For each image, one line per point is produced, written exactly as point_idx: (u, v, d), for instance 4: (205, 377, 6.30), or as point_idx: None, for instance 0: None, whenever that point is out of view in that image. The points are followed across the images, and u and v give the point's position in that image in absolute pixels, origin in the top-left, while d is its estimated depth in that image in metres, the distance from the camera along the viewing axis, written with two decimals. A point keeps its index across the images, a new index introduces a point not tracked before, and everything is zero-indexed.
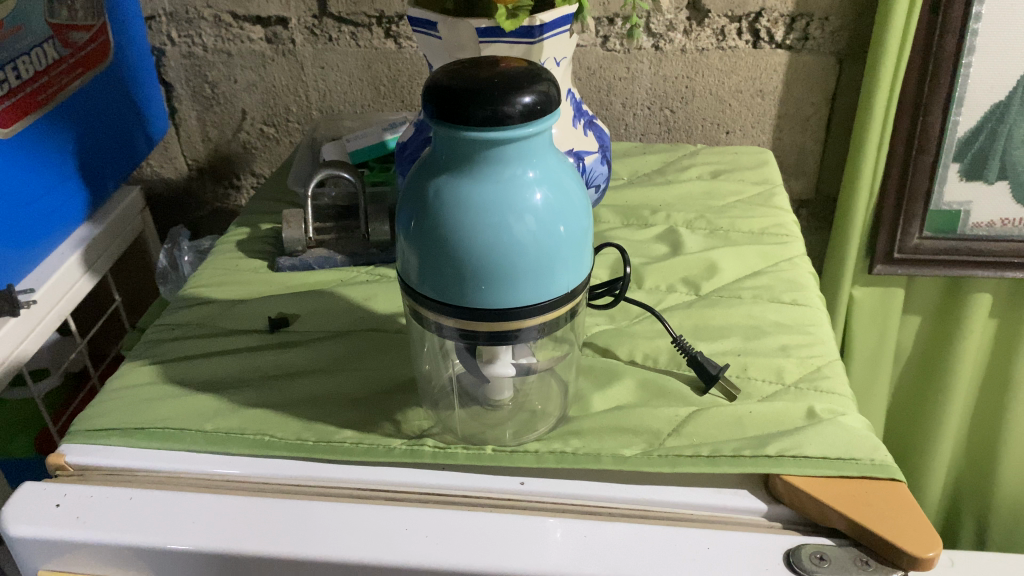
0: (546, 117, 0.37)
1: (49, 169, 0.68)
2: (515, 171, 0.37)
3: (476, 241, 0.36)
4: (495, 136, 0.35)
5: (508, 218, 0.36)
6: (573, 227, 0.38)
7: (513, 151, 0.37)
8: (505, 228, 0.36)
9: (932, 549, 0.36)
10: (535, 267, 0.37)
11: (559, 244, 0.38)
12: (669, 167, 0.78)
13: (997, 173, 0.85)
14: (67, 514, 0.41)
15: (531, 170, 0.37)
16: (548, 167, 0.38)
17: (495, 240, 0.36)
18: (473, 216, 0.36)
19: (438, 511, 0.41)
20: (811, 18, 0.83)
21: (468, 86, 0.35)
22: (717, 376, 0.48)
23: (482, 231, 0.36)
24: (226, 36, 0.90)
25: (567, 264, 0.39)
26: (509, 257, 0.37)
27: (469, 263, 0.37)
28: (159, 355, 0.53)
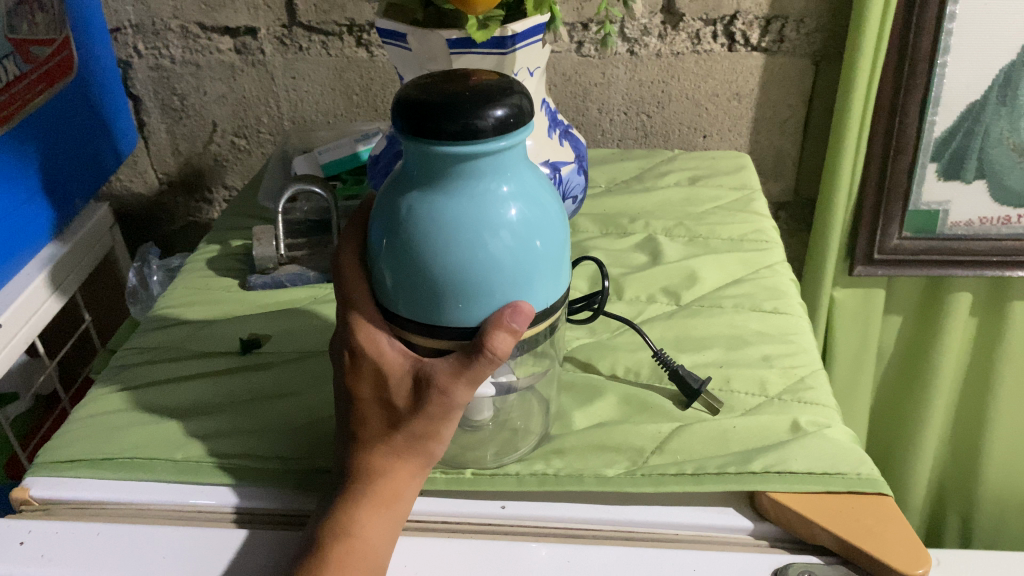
0: (519, 129, 0.35)
1: (11, 188, 0.66)
2: (490, 185, 0.36)
3: (452, 260, 0.35)
4: (469, 150, 0.34)
5: (483, 234, 0.35)
6: (550, 240, 0.37)
7: (487, 164, 0.35)
8: (481, 245, 0.35)
9: (922, 565, 0.36)
10: (512, 282, 0.36)
11: (536, 260, 0.37)
12: (647, 173, 0.77)
13: (975, 172, 0.85)
14: (31, 552, 0.40)
15: (506, 184, 0.36)
16: (524, 179, 0.37)
17: (470, 257, 0.35)
18: (447, 233, 0.35)
19: (417, 541, 0.40)
20: (786, 21, 0.82)
21: (437, 99, 0.34)
22: (700, 391, 0.47)
23: (456, 248, 0.35)
24: (194, 46, 0.88)
25: (545, 278, 0.37)
26: (485, 273, 0.35)
27: (444, 282, 0.36)
28: (128, 381, 0.52)
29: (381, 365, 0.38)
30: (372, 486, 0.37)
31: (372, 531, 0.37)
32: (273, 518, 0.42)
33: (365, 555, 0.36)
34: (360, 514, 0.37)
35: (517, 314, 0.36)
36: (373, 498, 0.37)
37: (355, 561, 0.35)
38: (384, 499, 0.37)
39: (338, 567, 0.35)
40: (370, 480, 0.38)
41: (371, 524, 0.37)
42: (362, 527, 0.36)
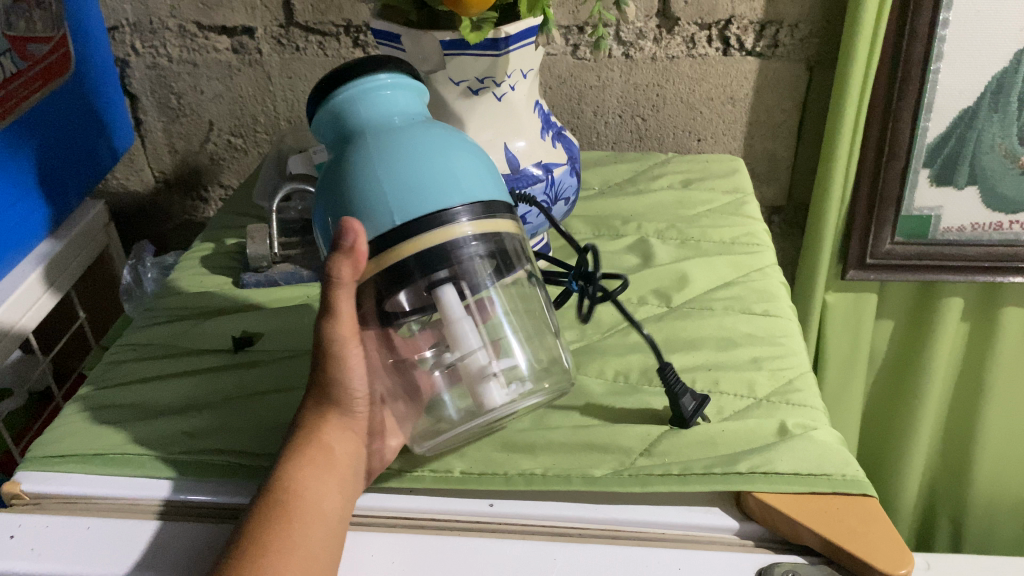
0: (404, 79, 0.43)
1: (7, 185, 0.66)
2: (390, 113, 0.41)
3: (371, 170, 0.38)
4: (363, 90, 0.41)
5: (391, 140, 0.39)
6: (464, 152, 0.41)
7: (380, 98, 0.41)
8: (394, 152, 0.39)
9: (905, 566, 0.36)
10: (434, 175, 0.39)
11: (452, 167, 0.39)
12: (641, 176, 0.78)
13: (967, 178, 0.85)
14: (21, 546, 0.40)
15: (406, 116, 0.41)
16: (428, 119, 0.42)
17: (388, 162, 0.38)
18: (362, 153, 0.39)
19: (405, 538, 0.40)
20: (781, 26, 0.83)
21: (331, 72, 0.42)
22: (687, 419, 0.45)
23: (373, 160, 0.39)
24: (191, 46, 0.88)
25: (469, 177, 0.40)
26: (404, 170, 0.38)
27: (370, 191, 0.38)
28: (120, 378, 0.52)
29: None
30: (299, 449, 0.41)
31: (300, 479, 0.39)
32: (232, 512, 0.42)
33: (301, 502, 0.38)
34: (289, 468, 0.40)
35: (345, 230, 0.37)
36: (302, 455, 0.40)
37: (284, 507, 0.38)
38: (318, 456, 0.41)
39: (268, 514, 0.37)
40: (305, 441, 0.41)
41: (306, 477, 0.39)
42: (298, 479, 0.39)
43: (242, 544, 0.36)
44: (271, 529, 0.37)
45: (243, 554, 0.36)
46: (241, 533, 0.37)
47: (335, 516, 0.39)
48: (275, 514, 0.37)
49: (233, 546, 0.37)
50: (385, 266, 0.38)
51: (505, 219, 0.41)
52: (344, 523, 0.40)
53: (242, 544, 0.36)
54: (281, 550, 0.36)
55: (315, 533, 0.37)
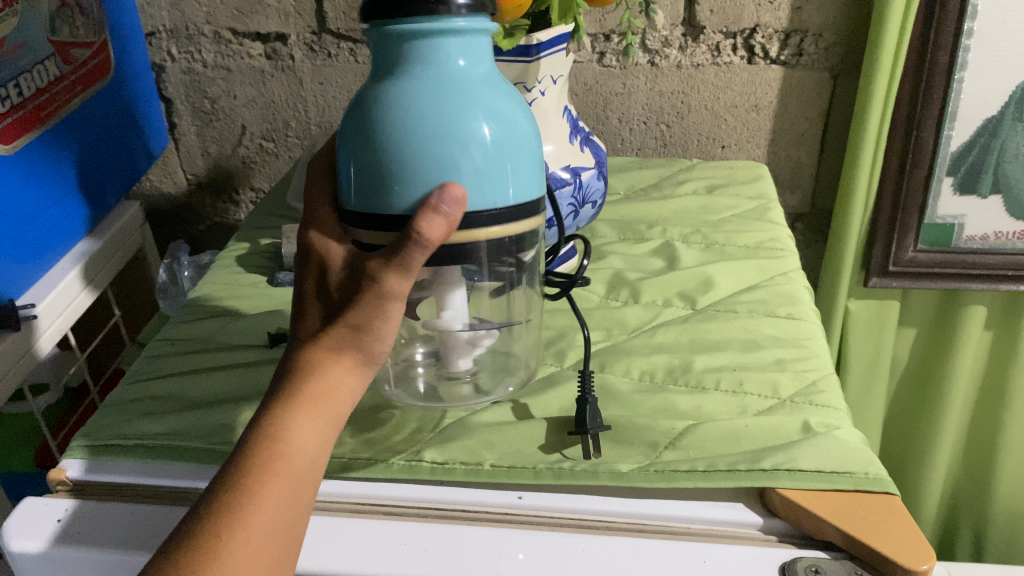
0: (481, 25, 0.36)
1: (50, 184, 0.68)
2: (448, 79, 0.35)
3: (418, 150, 0.34)
4: (428, 29, 0.34)
5: (455, 118, 0.34)
6: (515, 141, 0.36)
7: (442, 58, 0.35)
8: (446, 142, 0.34)
9: (926, 561, 0.37)
10: (461, 186, 0.35)
11: (505, 152, 0.36)
12: (666, 181, 0.79)
13: (990, 187, 0.85)
14: (68, 529, 0.42)
15: (467, 85, 0.35)
16: (489, 84, 0.36)
17: (416, 156, 0.34)
18: (392, 124, 0.34)
19: (436, 525, 0.41)
20: (805, 35, 0.84)
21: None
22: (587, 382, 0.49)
23: (400, 144, 0.34)
24: (225, 51, 0.90)
25: (506, 184, 0.36)
26: (431, 176, 0.34)
27: (410, 174, 0.34)
28: (160, 371, 0.54)
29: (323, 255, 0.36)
30: (299, 387, 0.33)
31: (299, 436, 0.33)
32: None
33: (287, 457, 0.32)
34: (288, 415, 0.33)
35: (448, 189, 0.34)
36: (304, 396, 0.33)
37: (270, 460, 0.32)
38: (322, 405, 0.34)
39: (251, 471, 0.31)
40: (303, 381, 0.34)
41: (301, 424, 0.33)
42: (294, 430, 0.33)
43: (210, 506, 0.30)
44: (247, 486, 0.31)
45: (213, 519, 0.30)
46: (215, 484, 0.31)
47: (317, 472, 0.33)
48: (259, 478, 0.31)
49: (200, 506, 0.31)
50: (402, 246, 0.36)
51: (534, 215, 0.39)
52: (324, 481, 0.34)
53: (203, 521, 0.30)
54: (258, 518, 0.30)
55: (298, 502, 0.32)
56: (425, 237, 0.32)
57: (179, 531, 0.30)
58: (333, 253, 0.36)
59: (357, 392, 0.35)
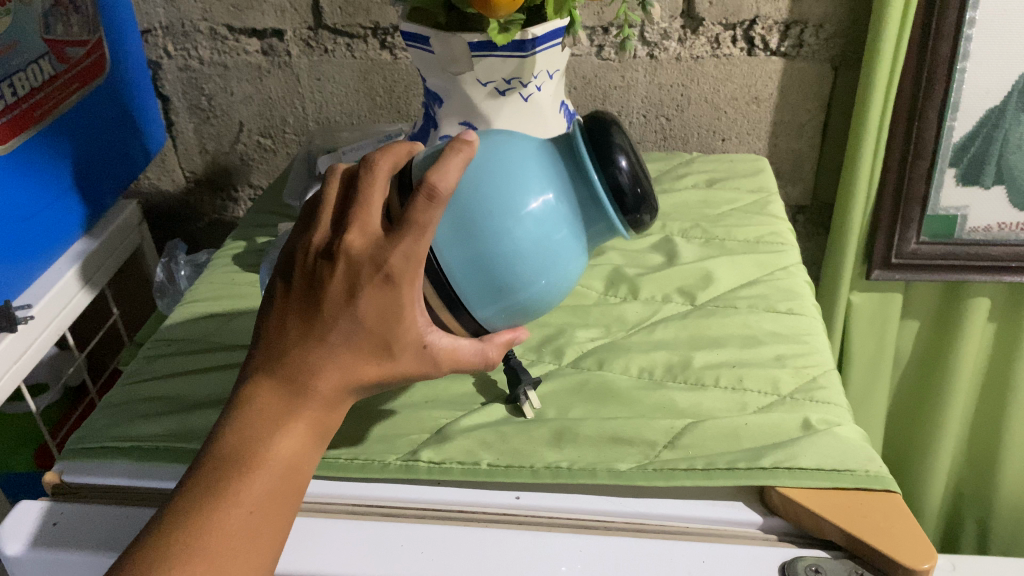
0: (622, 231, 0.42)
1: (45, 185, 0.68)
2: (562, 222, 0.40)
3: (494, 223, 0.39)
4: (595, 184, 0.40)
5: (534, 240, 0.39)
6: (542, 292, 0.41)
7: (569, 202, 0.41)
8: (509, 232, 0.39)
9: (927, 561, 0.36)
10: (494, 282, 0.40)
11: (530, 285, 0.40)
12: (665, 175, 0.78)
13: (993, 177, 0.85)
14: (64, 533, 0.42)
15: (566, 238, 0.41)
16: (582, 254, 0.42)
17: (500, 226, 0.39)
18: (509, 192, 0.39)
19: (434, 527, 0.41)
20: (806, 26, 0.83)
21: (607, 139, 0.40)
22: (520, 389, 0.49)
23: (501, 205, 0.39)
24: (222, 48, 0.90)
25: (500, 305, 0.41)
26: (489, 251, 0.39)
27: (475, 226, 0.39)
28: (155, 372, 0.53)
29: (403, 316, 0.36)
30: (322, 415, 0.37)
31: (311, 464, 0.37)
32: None
33: (296, 486, 0.36)
34: (306, 440, 0.36)
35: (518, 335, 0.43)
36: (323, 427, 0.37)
37: (286, 488, 0.35)
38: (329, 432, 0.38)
39: (271, 497, 0.35)
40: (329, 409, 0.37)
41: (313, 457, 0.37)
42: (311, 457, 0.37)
43: (230, 528, 0.33)
44: (267, 507, 0.34)
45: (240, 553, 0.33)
46: (239, 486, 0.34)
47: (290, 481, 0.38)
48: (278, 504, 0.35)
49: (213, 518, 0.33)
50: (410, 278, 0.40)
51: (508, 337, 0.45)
52: None
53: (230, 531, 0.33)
54: (272, 555, 0.34)
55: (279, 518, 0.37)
56: (491, 364, 0.41)
57: (200, 521, 0.33)
58: (413, 321, 0.37)
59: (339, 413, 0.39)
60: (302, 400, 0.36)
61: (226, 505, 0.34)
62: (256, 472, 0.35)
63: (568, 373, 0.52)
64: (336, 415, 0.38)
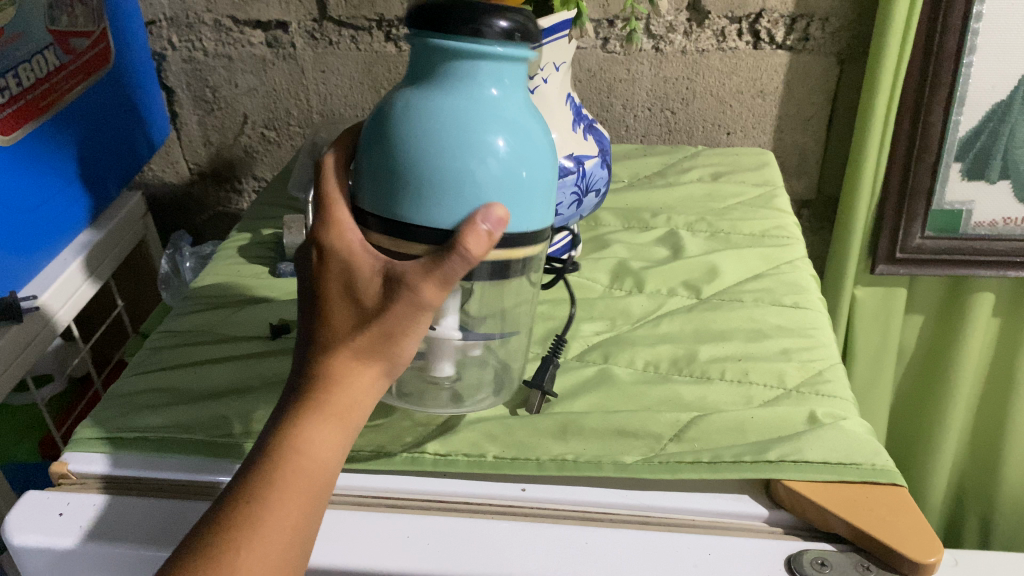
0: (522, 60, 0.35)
1: (50, 176, 0.68)
2: (489, 107, 0.34)
3: (435, 165, 0.33)
4: (468, 50, 0.33)
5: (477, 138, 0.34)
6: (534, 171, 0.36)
7: (474, 88, 0.34)
8: (461, 159, 0.33)
9: (934, 554, 0.36)
10: (485, 207, 0.34)
11: (521, 175, 0.35)
12: (670, 169, 0.78)
13: (999, 172, 0.84)
14: (71, 523, 0.41)
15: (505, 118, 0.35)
16: (525, 113, 0.36)
17: (450, 179, 0.33)
18: (427, 144, 0.34)
19: (439, 519, 0.41)
20: (812, 19, 0.82)
21: (443, 8, 0.33)
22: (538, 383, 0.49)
23: (432, 158, 0.33)
24: (227, 40, 0.90)
25: (517, 214, 0.36)
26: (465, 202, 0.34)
27: (425, 186, 0.34)
28: (161, 363, 0.54)
29: (350, 262, 0.33)
30: (319, 395, 0.33)
31: (315, 445, 0.33)
32: None
33: (301, 474, 0.32)
34: (304, 421, 0.33)
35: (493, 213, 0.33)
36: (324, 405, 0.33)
37: (279, 476, 0.31)
38: (341, 406, 0.33)
39: (268, 492, 0.31)
40: (329, 384, 0.33)
41: (326, 444, 0.33)
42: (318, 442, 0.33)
43: (220, 526, 0.30)
44: (256, 499, 0.31)
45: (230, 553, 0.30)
46: (236, 489, 0.32)
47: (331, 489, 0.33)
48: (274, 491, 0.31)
49: (211, 523, 0.31)
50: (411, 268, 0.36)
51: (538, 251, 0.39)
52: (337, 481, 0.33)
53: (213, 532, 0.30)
54: (269, 545, 0.30)
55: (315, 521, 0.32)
56: (473, 257, 0.32)
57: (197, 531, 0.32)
58: (363, 264, 0.33)
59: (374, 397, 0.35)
60: (298, 390, 0.34)
61: (220, 508, 0.31)
62: (250, 470, 0.32)
63: (575, 367, 0.52)
64: (343, 389, 0.33)
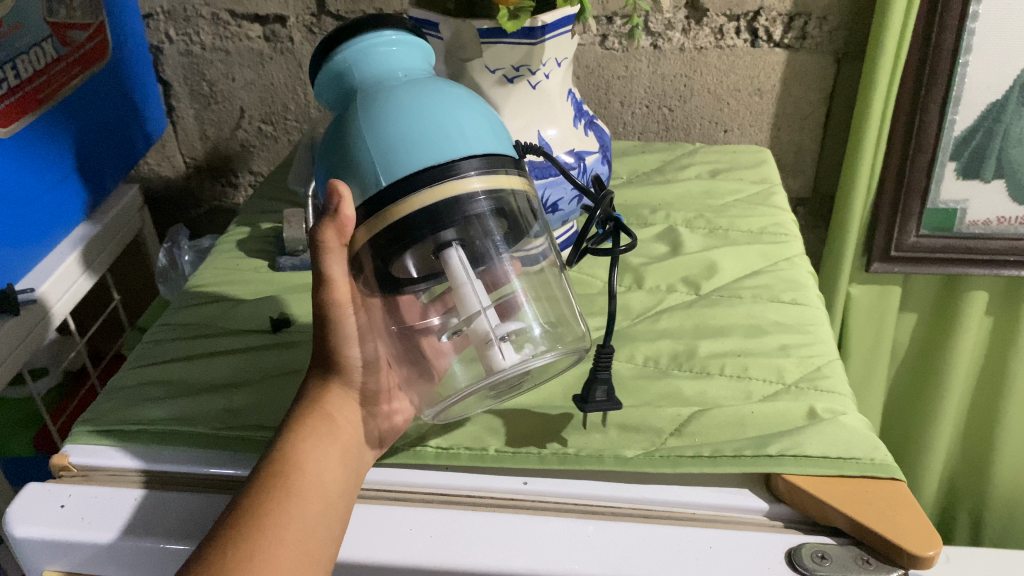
0: (416, 51, 0.43)
1: (47, 169, 0.68)
2: (393, 69, 0.42)
3: (385, 115, 0.39)
4: (364, 46, 0.42)
5: (406, 90, 0.40)
6: (466, 104, 0.41)
7: (377, 57, 0.42)
8: (404, 104, 0.39)
9: (932, 547, 0.36)
10: (442, 132, 0.39)
11: (460, 106, 0.40)
12: (668, 166, 0.78)
13: (994, 171, 0.85)
14: (72, 515, 0.41)
15: (409, 71, 0.42)
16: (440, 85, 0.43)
17: (387, 112, 0.39)
18: (360, 105, 0.40)
19: (441, 512, 0.41)
20: (809, 18, 0.83)
21: (338, 36, 0.43)
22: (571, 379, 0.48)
23: (368, 109, 0.39)
24: (224, 34, 0.90)
25: (474, 136, 0.40)
26: (401, 122, 0.38)
27: (386, 135, 0.38)
28: (161, 356, 0.53)
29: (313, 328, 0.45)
30: (305, 424, 0.42)
31: (309, 455, 0.40)
32: None
33: (302, 477, 0.39)
34: (297, 440, 0.41)
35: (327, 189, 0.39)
36: (311, 431, 0.42)
37: (280, 476, 0.39)
38: (322, 431, 0.42)
39: (270, 489, 0.38)
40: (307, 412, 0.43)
41: (309, 453, 0.40)
42: (300, 454, 0.40)
43: (232, 515, 0.37)
44: (261, 492, 0.38)
45: (228, 541, 0.35)
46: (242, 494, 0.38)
47: (335, 490, 0.40)
48: (276, 486, 0.38)
49: (226, 516, 0.37)
50: (385, 225, 0.38)
51: (517, 175, 0.42)
52: (346, 498, 0.40)
53: (228, 519, 0.37)
54: (274, 519, 0.36)
55: (316, 509, 0.38)
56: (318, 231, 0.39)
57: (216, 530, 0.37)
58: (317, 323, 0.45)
59: (352, 426, 0.44)
60: (289, 424, 0.42)
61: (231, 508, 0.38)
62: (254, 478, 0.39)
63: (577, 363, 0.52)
64: (322, 420, 0.42)
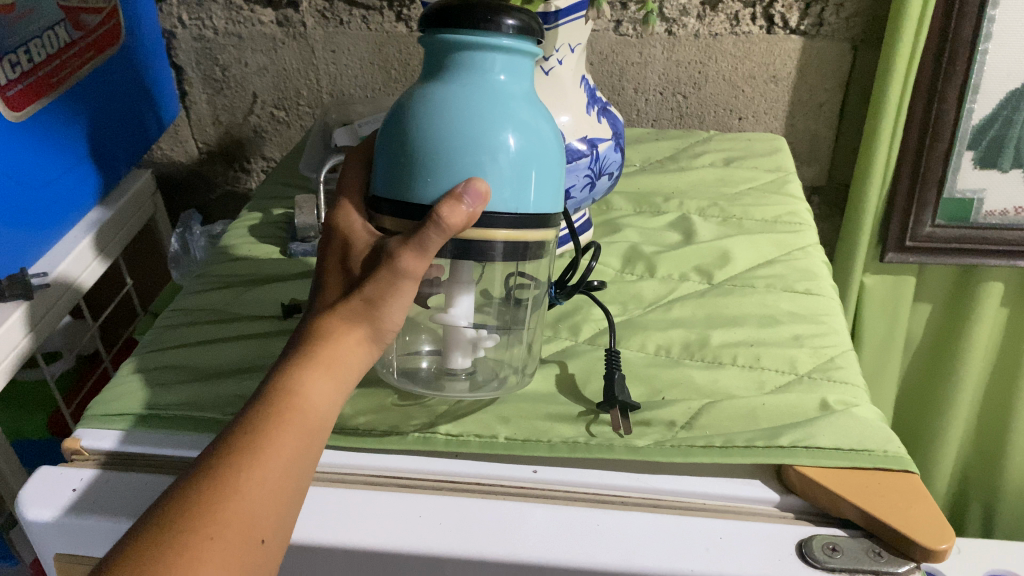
0: (525, 56, 0.38)
1: (61, 152, 0.68)
2: (491, 86, 0.37)
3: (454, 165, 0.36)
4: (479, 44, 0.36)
5: (492, 133, 0.36)
6: (542, 162, 0.38)
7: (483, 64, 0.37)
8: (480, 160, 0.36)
9: (945, 541, 0.36)
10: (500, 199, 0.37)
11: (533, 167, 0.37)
12: (682, 153, 0.78)
13: (1011, 161, 0.84)
14: (84, 499, 0.41)
15: (507, 93, 0.37)
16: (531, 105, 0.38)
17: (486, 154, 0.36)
18: (455, 125, 0.36)
19: (450, 498, 0.41)
20: (826, 4, 0.82)
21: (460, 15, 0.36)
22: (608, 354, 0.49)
23: (475, 134, 0.36)
24: (238, 18, 0.89)
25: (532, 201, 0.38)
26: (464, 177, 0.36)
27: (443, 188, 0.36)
28: (172, 341, 0.54)
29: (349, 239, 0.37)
30: (315, 349, 0.34)
31: (318, 394, 0.33)
32: None
33: (309, 424, 0.32)
34: (309, 371, 0.33)
35: (473, 184, 0.35)
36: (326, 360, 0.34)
37: (290, 423, 0.31)
38: (338, 364, 0.34)
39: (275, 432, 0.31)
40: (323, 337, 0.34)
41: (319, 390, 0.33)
42: (304, 389, 0.32)
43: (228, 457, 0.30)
44: (264, 434, 0.31)
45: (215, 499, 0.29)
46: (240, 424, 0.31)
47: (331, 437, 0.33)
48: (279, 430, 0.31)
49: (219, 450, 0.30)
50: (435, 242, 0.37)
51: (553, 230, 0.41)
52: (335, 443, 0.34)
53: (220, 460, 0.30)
54: (271, 474, 0.30)
55: (309, 463, 0.31)
56: (445, 220, 0.33)
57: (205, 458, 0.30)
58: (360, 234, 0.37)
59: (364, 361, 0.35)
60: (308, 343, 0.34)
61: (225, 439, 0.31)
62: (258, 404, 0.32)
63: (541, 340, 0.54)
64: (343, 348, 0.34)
